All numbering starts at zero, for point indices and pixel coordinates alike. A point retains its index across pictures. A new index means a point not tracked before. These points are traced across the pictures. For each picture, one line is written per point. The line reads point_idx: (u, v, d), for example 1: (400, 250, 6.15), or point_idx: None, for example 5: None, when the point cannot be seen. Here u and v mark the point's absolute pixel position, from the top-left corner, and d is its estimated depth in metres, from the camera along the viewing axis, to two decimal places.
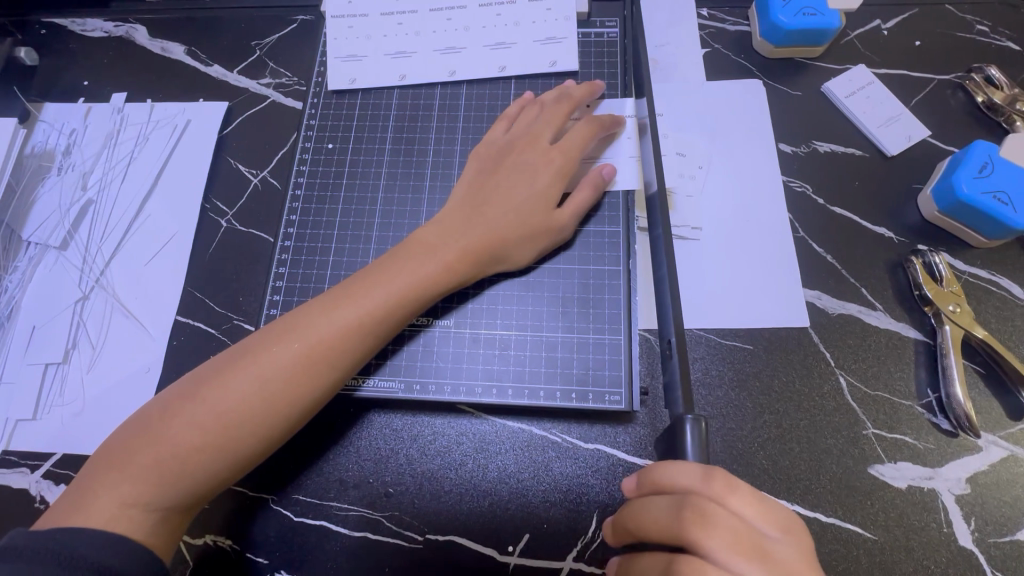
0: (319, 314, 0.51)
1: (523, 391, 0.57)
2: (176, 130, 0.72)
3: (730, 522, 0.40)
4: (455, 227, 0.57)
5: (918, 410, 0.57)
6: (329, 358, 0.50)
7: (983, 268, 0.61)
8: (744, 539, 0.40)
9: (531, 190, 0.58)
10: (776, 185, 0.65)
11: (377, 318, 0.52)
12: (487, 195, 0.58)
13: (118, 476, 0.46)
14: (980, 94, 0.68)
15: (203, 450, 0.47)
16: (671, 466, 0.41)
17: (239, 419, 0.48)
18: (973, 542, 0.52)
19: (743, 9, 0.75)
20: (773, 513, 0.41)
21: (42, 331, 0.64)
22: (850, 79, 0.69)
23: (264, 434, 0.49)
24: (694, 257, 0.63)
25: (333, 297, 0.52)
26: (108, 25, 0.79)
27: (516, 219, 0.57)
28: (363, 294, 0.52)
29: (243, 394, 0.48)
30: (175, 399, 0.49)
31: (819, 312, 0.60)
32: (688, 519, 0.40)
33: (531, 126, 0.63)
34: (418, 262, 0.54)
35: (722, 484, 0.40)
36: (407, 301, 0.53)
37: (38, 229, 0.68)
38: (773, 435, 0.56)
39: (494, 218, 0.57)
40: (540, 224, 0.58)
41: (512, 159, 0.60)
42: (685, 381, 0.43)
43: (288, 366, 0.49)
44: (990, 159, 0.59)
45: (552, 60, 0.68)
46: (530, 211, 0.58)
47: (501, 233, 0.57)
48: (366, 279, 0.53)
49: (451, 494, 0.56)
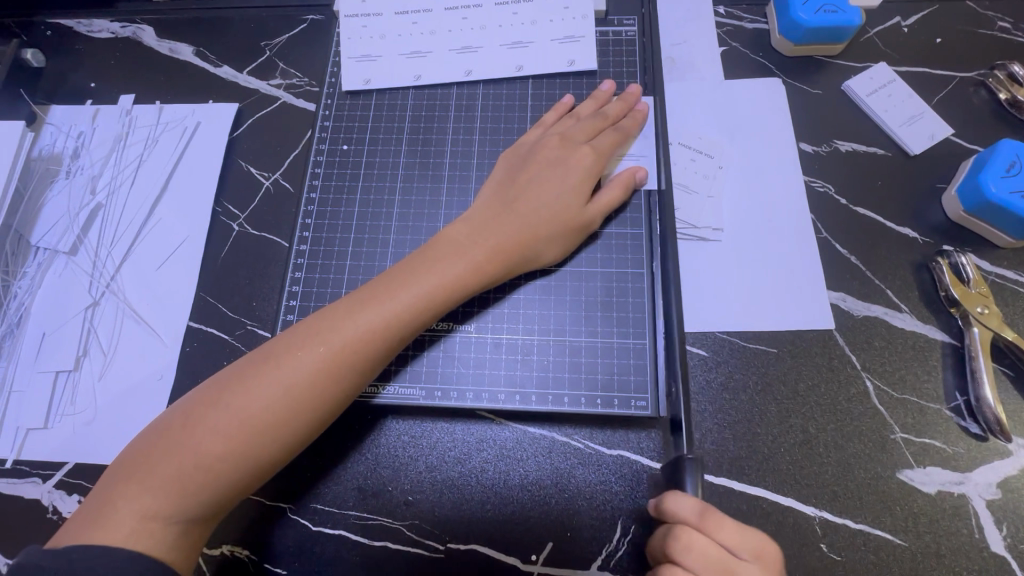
0: (344, 318, 0.50)
1: (547, 397, 0.56)
2: (186, 131, 0.71)
3: (710, 550, 0.44)
4: (482, 226, 0.55)
5: (946, 413, 0.56)
6: (355, 362, 0.49)
7: (1009, 269, 0.60)
8: (720, 564, 0.44)
9: (563, 187, 0.57)
10: (799, 185, 0.65)
11: (403, 322, 0.51)
12: (515, 195, 0.57)
13: (143, 485, 0.45)
14: (1004, 92, 0.66)
15: (228, 457, 0.46)
16: (672, 498, 0.45)
17: (266, 426, 0.47)
18: (1004, 549, 0.51)
19: (761, 7, 0.73)
20: (755, 546, 0.45)
21: (53, 338, 0.63)
22: (871, 77, 0.68)
23: (289, 439, 0.48)
24: (718, 259, 0.62)
25: (356, 298, 0.51)
26: (115, 25, 0.77)
27: (547, 218, 0.56)
28: (390, 295, 0.51)
29: (269, 399, 0.47)
30: (198, 405, 0.48)
31: (844, 315, 0.60)
32: (672, 543, 0.45)
33: (560, 126, 0.62)
34: (443, 264, 0.53)
35: (713, 520, 0.44)
36: (433, 304, 0.52)
37: (47, 234, 0.67)
38: (800, 440, 0.55)
39: (526, 217, 0.56)
40: (569, 223, 0.57)
41: (542, 155, 0.59)
42: None
43: (314, 372, 0.48)
44: (1017, 158, 0.59)
45: (570, 60, 0.67)
46: (563, 209, 0.57)
47: (529, 232, 0.56)
48: (392, 281, 0.52)
49: (473, 501, 0.55)
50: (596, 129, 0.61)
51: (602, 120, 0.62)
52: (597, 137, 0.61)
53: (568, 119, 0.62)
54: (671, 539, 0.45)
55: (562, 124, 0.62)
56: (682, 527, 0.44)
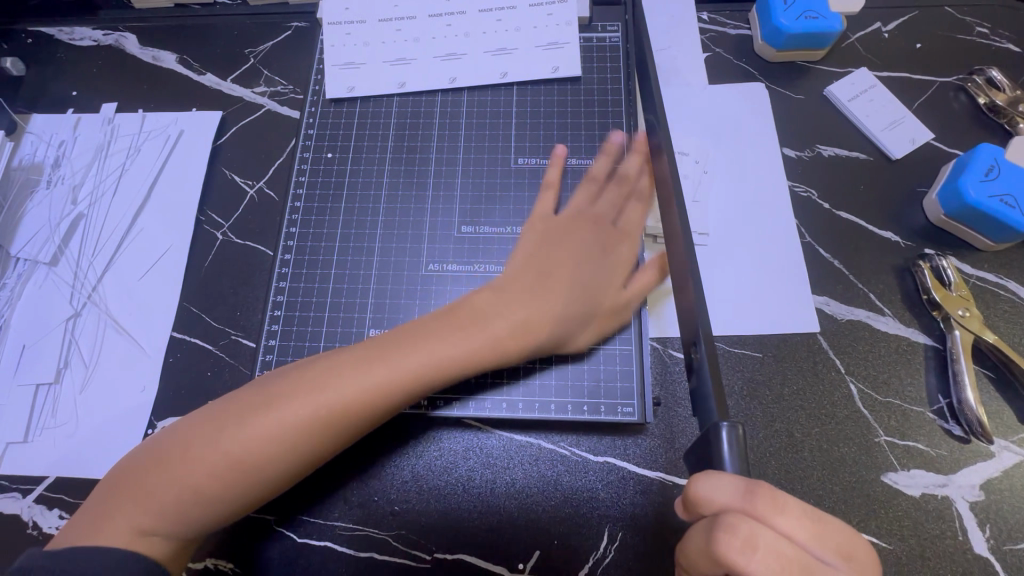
0: (355, 373, 0.48)
1: (534, 405, 0.56)
2: (169, 140, 0.71)
3: (776, 545, 0.34)
4: (515, 298, 0.53)
5: (929, 416, 0.56)
6: (360, 418, 0.48)
7: (990, 271, 0.61)
8: (794, 564, 0.34)
9: (600, 269, 0.56)
10: (782, 190, 0.65)
11: (416, 385, 0.49)
12: (551, 264, 0.55)
13: (135, 503, 0.45)
14: (982, 96, 0.67)
15: (223, 493, 0.45)
16: (706, 479, 0.35)
17: (264, 468, 0.46)
18: (988, 550, 0.52)
19: (744, 13, 0.74)
20: (829, 534, 0.35)
21: (33, 350, 0.62)
22: (852, 82, 0.69)
23: (283, 478, 0.47)
24: (704, 265, 0.62)
25: (371, 353, 0.49)
26: (97, 33, 0.77)
27: (584, 295, 0.55)
28: (399, 356, 0.49)
29: (265, 446, 0.46)
30: (196, 435, 0.47)
31: (829, 318, 0.60)
32: (725, 543, 0.34)
33: (589, 197, 0.59)
34: (467, 334, 0.50)
35: (766, 501, 0.35)
36: (450, 371, 0.50)
37: (27, 245, 0.66)
38: (785, 444, 0.55)
39: (563, 298, 0.53)
40: (604, 309, 0.56)
41: (576, 233, 0.57)
42: (718, 382, 0.38)
43: (320, 426, 0.47)
44: (996, 162, 0.59)
45: (555, 66, 0.67)
46: (599, 293, 0.55)
47: (567, 315, 0.53)
48: (409, 338, 0.50)
49: (460, 510, 0.55)
50: (620, 194, 0.59)
51: (630, 189, 0.60)
52: (628, 211, 0.59)
53: (595, 187, 0.60)
54: (722, 536, 0.34)
55: (591, 194, 0.60)
56: (729, 515, 0.34)
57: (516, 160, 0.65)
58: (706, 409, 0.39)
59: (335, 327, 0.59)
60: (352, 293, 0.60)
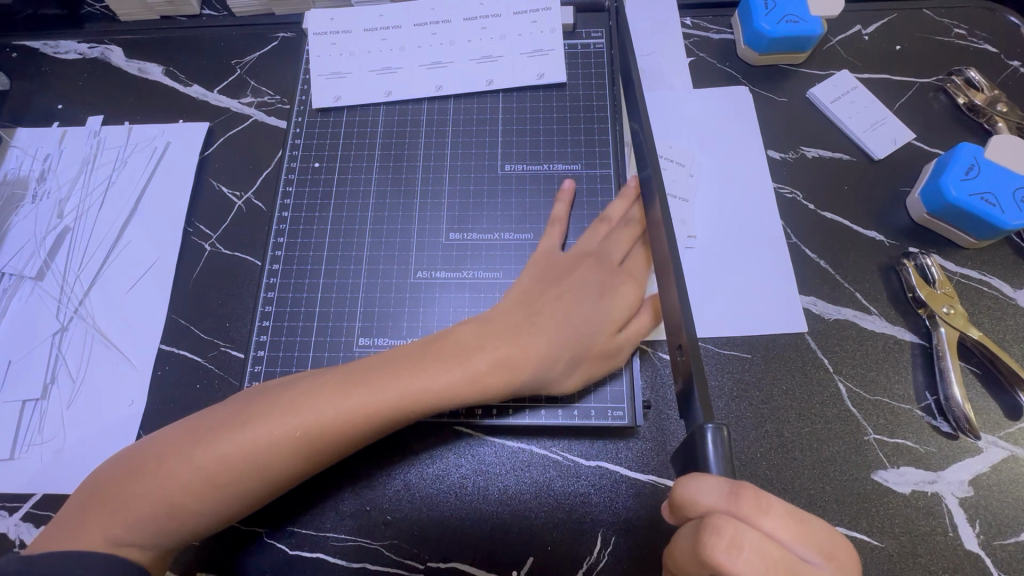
0: (330, 400, 0.48)
1: (524, 410, 0.57)
2: (156, 152, 0.70)
3: (764, 546, 0.34)
4: (499, 329, 0.53)
5: (917, 413, 0.56)
6: (332, 446, 0.48)
7: (973, 268, 0.62)
8: (783, 566, 0.34)
9: (594, 309, 0.55)
10: (768, 191, 0.66)
11: (388, 415, 0.48)
12: (542, 303, 0.55)
13: (110, 515, 0.45)
14: (962, 96, 0.68)
15: (195, 510, 0.45)
16: (692, 481, 0.36)
17: (234, 488, 0.46)
18: (979, 546, 0.52)
19: (726, 18, 0.75)
20: (815, 536, 0.36)
21: (19, 365, 0.62)
22: (834, 84, 0.70)
23: (255, 500, 0.47)
24: (692, 267, 0.62)
25: (349, 381, 0.49)
26: (82, 46, 0.77)
27: (569, 337, 0.53)
28: (379, 378, 0.49)
29: (241, 459, 0.46)
30: (171, 449, 0.47)
31: (816, 318, 0.60)
32: (712, 544, 0.34)
33: (592, 233, 0.59)
34: (445, 366, 0.50)
35: (750, 501, 0.35)
36: (425, 404, 0.49)
37: (12, 259, 0.66)
38: (775, 444, 0.56)
39: (550, 331, 0.53)
40: (598, 350, 0.54)
41: (577, 273, 0.57)
42: (703, 384, 0.38)
43: (293, 452, 0.47)
44: (976, 160, 0.60)
45: (540, 73, 0.68)
46: (591, 334, 0.54)
47: (552, 354, 0.52)
48: (389, 369, 0.50)
49: (452, 519, 0.55)
50: (631, 239, 0.58)
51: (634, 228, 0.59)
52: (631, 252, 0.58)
53: (598, 225, 0.59)
54: (709, 537, 0.34)
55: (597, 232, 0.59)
56: (716, 516, 0.34)
57: (503, 167, 0.65)
58: (691, 411, 0.40)
59: (324, 337, 0.59)
60: (340, 302, 0.60)
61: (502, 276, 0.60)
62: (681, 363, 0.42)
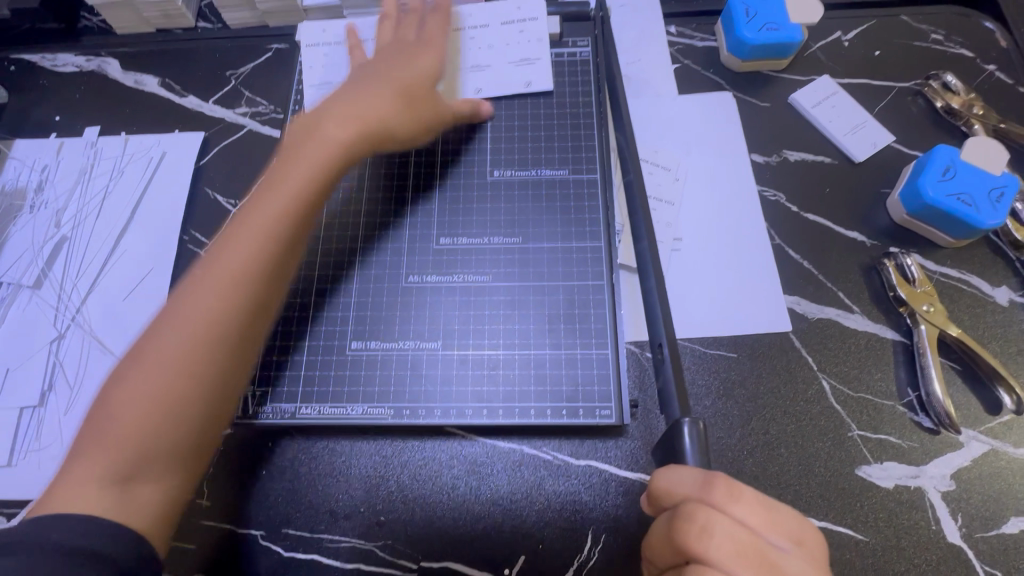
0: (213, 272, 0.50)
1: (513, 411, 0.57)
2: (152, 162, 0.72)
3: (733, 531, 0.37)
4: (343, 110, 0.59)
5: (900, 409, 0.58)
6: (241, 284, 0.50)
7: (953, 267, 0.63)
8: (751, 549, 0.37)
9: (374, 105, 0.60)
10: (752, 194, 0.67)
11: (280, 233, 0.52)
12: (361, 107, 0.59)
13: (80, 467, 0.44)
14: (940, 100, 0.70)
15: (155, 425, 0.46)
16: (668, 471, 0.39)
17: (180, 389, 0.46)
18: (961, 538, 0.53)
19: (710, 26, 0.77)
20: (783, 523, 0.39)
21: (16, 373, 0.62)
22: (815, 89, 0.72)
23: (207, 395, 0.48)
24: (679, 269, 0.64)
25: (217, 253, 0.51)
26: (79, 59, 0.78)
27: (347, 117, 0.58)
28: (236, 239, 0.51)
29: (170, 361, 0.47)
30: (107, 394, 0.47)
31: (800, 318, 0.62)
32: (685, 530, 0.37)
33: (392, 58, 0.64)
34: (298, 164, 0.55)
35: (723, 490, 0.38)
36: (304, 200, 0.54)
37: (11, 269, 0.67)
38: (761, 441, 0.57)
39: (363, 104, 0.59)
40: (366, 127, 0.59)
41: (386, 73, 0.62)
42: (679, 380, 0.42)
43: (202, 321, 0.48)
44: (952, 162, 0.61)
45: (527, 81, 0.69)
46: (380, 108, 0.60)
47: (343, 147, 0.57)
48: (251, 219, 0.52)
49: (444, 518, 0.56)
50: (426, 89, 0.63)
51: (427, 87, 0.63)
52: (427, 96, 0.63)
53: (401, 46, 0.65)
54: (682, 524, 0.38)
55: (410, 53, 0.65)
56: (689, 504, 0.38)
57: (492, 173, 0.66)
58: (669, 407, 0.43)
59: (317, 341, 0.60)
60: (333, 306, 0.61)
61: (491, 279, 0.61)
62: (660, 362, 0.45)
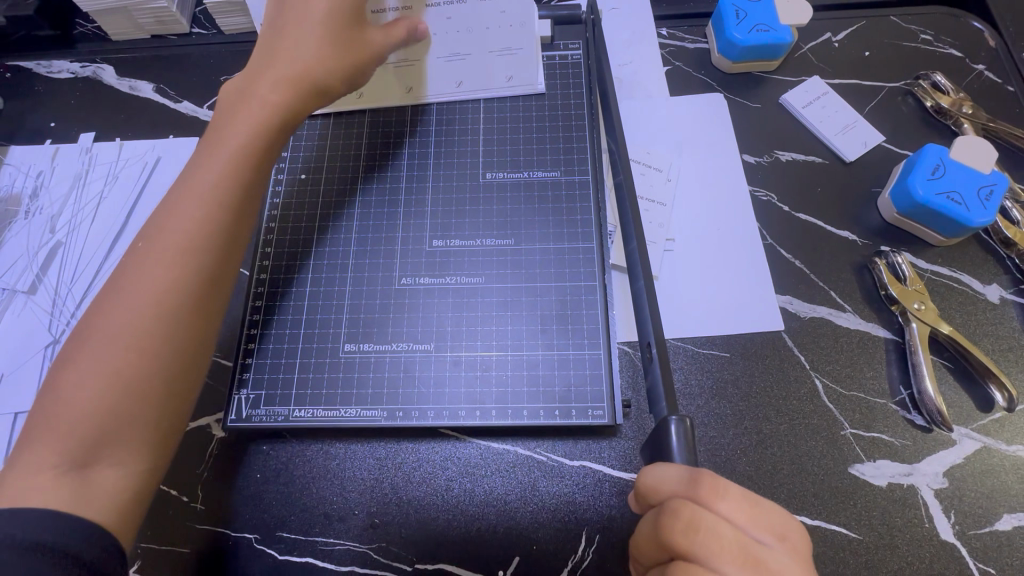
0: (157, 241, 0.48)
1: (506, 411, 0.57)
2: (146, 167, 0.72)
3: (717, 527, 0.38)
4: (276, 57, 0.56)
5: (892, 408, 0.58)
6: (193, 241, 0.48)
7: (944, 266, 0.63)
8: (734, 546, 0.38)
9: (307, 45, 0.56)
10: (743, 194, 0.67)
11: (228, 179, 0.51)
12: (295, 46, 0.56)
13: (33, 454, 0.42)
14: (929, 100, 0.70)
15: (106, 399, 0.44)
16: (655, 470, 0.39)
17: (130, 361, 0.45)
18: (954, 536, 0.53)
19: (701, 28, 0.77)
20: (767, 519, 0.39)
21: (10, 378, 0.62)
22: (806, 90, 0.72)
23: (161, 362, 0.46)
24: (671, 269, 0.64)
25: (161, 222, 0.49)
26: (75, 66, 0.78)
27: (289, 67, 0.55)
28: (179, 207, 0.49)
29: (119, 333, 0.45)
30: (58, 373, 0.45)
31: (792, 317, 0.62)
32: (670, 526, 0.38)
33: None
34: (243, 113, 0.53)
35: (708, 488, 0.38)
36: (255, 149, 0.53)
37: (5, 275, 0.67)
38: (754, 440, 0.57)
39: (300, 45, 0.56)
40: (307, 70, 0.56)
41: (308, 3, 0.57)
42: (667, 377, 0.42)
43: (150, 288, 0.46)
44: (942, 161, 0.62)
45: (508, 76, 0.69)
46: (318, 47, 0.56)
47: (290, 91, 0.55)
48: (196, 181, 0.50)
49: (439, 520, 0.56)
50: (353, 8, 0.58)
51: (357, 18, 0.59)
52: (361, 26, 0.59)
53: None
54: (667, 520, 0.38)
55: None
56: (674, 501, 0.38)
57: (484, 175, 0.67)
58: (657, 406, 0.44)
59: (311, 343, 0.60)
60: (327, 309, 0.61)
61: (483, 280, 0.62)
62: (649, 361, 0.45)
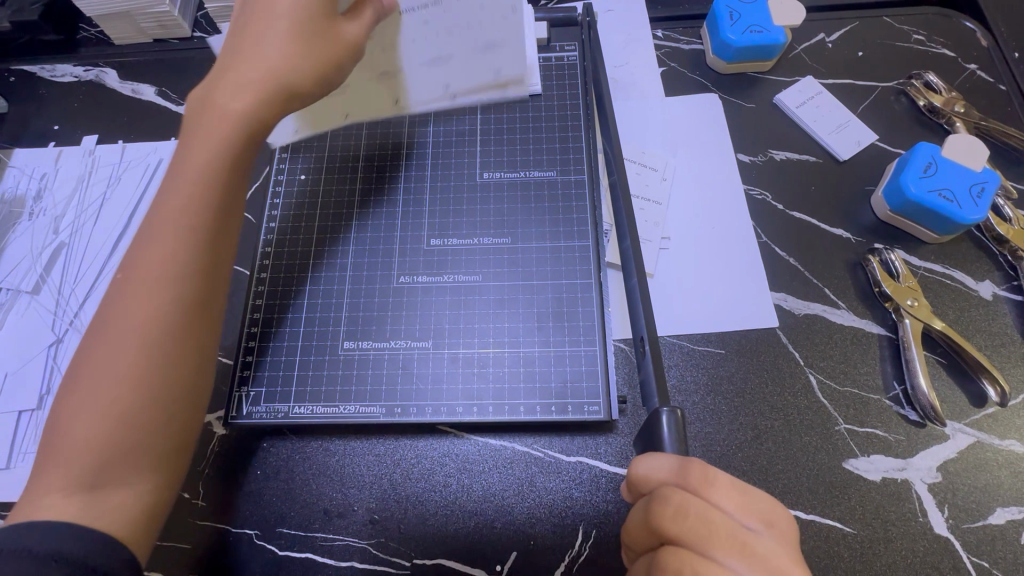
0: (138, 272, 0.47)
1: (503, 408, 0.57)
2: (149, 169, 0.73)
3: (705, 513, 0.38)
4: (238, 63, 0.52)
5: (886, 403, 0.58)
6: (175, 270, 0.47)
7: (937, 262, 0.64)
8: (723, 532, 0.38)
9: (272, 48, 0.51)
10: (738, 192, 0.68)
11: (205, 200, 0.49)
12: (260, 50, 0.52)
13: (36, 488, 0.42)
14: (922, 99, 0.71)
15: (100, 434, 0.43)
16: (646, 458, 0.41)
17: (120, 393, 0.44)
18: (948, 529, 0.54)
19: (696, 29, 0.78)
20: (755, 506, 0.40)
21: (14, 377, 0.63)
22: (800, 90, 0.73)
23: (148, 392, 0.45)
24: (667, 267, 0.65)
25: (140, 250, 0.48)
26: (78, 69, 0.80)
27: (254, 75, 0.51)
28: (156, 237, 0.48)
29: (107, 370, 0.44)
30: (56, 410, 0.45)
31: (786, 313, 0.62)
32: (659, 512, 0.39)
33: None
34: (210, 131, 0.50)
35: (697, 475, 0.39)
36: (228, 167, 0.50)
37: (9, 275, 0.68)
38: (750, 436, 0.57)
39: (266, 49, 0.52)
40: (275, 74, 0.52)
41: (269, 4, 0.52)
42: (658, 370, 0.43)
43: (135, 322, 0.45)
44: (934, 158, 0.62)
45: (496, 70, 0.64)
46: (284, 50, 0.52)
47: (260, 101, 0.51)
48: (174, 207, 0.49)
49: (437, 517, 0.56)
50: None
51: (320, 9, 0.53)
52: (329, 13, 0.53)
53: None
54: (657, 507, 0.39)
55: None
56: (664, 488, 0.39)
57: (481, 176, 0.68)
58: (648, 397, 0.45)
59: (311, 341, 0.61)
60: (326, 308, 0.62)
61: (480, 279, 0.62)
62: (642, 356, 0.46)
